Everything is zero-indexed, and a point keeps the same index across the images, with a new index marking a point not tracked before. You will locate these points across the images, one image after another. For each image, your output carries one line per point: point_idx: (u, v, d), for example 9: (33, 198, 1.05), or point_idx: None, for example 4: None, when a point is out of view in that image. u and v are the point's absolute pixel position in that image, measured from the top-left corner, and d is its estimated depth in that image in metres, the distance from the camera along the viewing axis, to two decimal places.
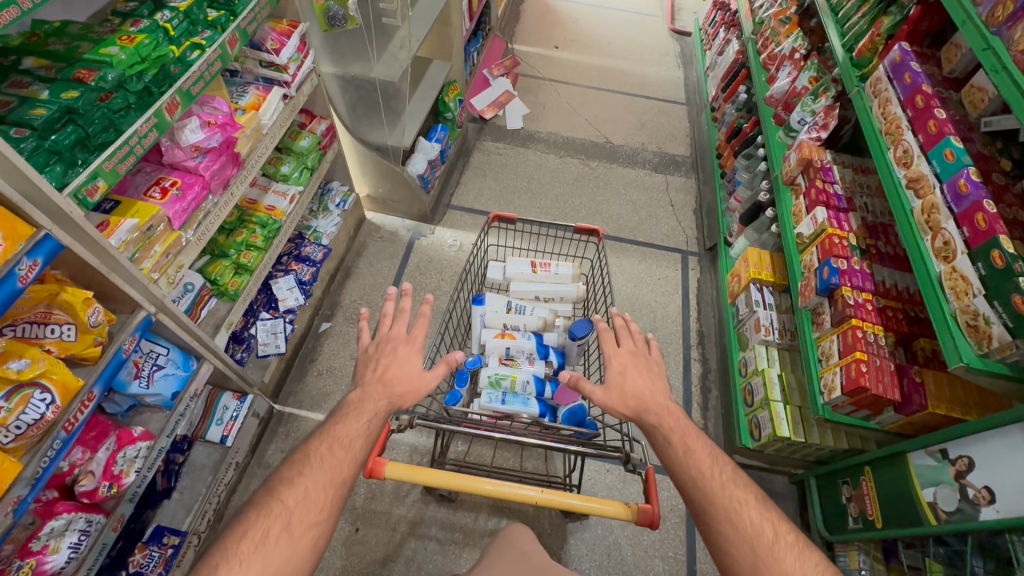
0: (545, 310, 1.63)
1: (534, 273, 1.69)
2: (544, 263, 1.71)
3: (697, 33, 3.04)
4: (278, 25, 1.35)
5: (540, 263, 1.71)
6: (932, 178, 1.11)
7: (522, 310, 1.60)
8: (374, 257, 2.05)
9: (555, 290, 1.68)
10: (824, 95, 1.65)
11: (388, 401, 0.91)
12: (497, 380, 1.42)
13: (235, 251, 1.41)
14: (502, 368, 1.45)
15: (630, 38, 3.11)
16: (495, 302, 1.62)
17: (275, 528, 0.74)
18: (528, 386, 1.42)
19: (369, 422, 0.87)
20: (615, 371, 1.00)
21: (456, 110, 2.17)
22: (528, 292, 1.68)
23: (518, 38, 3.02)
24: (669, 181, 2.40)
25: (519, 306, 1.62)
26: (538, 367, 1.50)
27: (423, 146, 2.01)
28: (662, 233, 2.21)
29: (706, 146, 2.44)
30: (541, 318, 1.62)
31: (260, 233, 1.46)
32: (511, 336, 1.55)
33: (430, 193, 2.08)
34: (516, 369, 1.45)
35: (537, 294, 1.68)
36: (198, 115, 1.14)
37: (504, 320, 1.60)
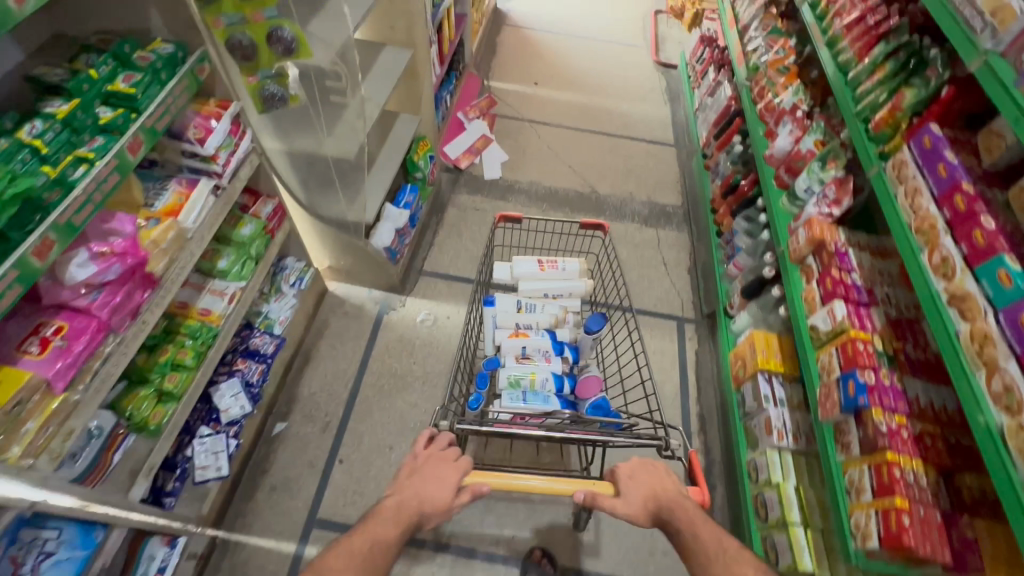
0: (554, 308, 1.60)
1: (541, 272, 1.66)
2: (551, 264, 1.67)
3: (684, 67, 2.87)
4: (204, 107, 1.12)
5: (548, 262, 1.67)
6: (982, 301, 0.94)
7: (531, 309, 1.57)
8: (338, 338, 1.83)
9: (563, 287, 1.65)
10: (834, 163, 1.50)
11: (418, 512, 1.00)
12: (514, 381, 1.38)
13: (158, 375, 1.17)
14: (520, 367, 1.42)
15: (613, 72, 2.95)
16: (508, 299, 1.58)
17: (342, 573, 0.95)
18: (547, 383, 1.40)
19: (401, 529, 0.99)
20: (626, 473, 1.03)
21: (427, 168, 1.96)
22: (535, 291, 1.64)
23: (495, 75, 2.82)
24: (661, 235, 2.22)
25: (528, 303, 1.58)
26: (554, 363, 1.47)
27: (390, 213, 1.81)
28: (659, 290, 2.05)
29: (699, 197, 2.27)
30: (554, 315, 1.59)
31: (191, 346, 1.23)
32: (523, 332, 1.52)
33: (400, 262, 1.86)
34: (531, 366, 1.43)
35: (545, 293, 1.64)
36: (92, 241, 0.93)
37: (514, 316, 1.56)
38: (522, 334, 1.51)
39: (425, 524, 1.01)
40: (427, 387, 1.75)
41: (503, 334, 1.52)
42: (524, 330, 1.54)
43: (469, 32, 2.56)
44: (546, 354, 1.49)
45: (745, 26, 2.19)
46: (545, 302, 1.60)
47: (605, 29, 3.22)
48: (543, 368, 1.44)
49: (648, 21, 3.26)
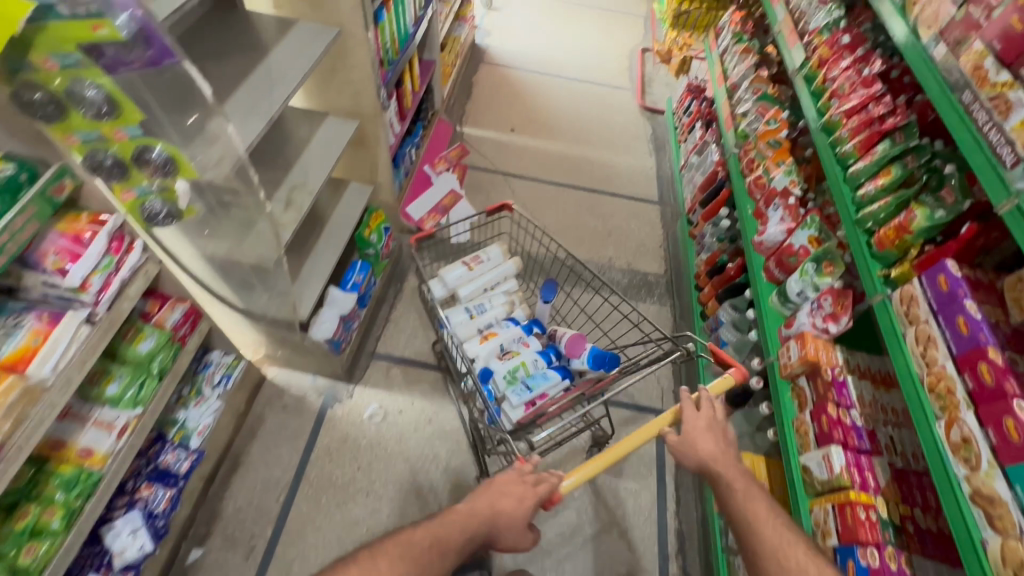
0: (499, 297, 1.69)
1: (470, 271, 1.70)
2: (474, 258, 1.71)
3: (670, 114, 2.70)
4: (70, 225, 0.93)
5: (475, 257, 1.70)
6: (1016, 511, 0.76)
7: (479, 312, 1.64)
8: (273, 437, 1.62)
9: (496, 275, 1.73)
10: (830, 269, 1.32)
11: (490, 523, 1.06)
12: (513, 376, 1.41)
13: (12, 546, 0.97)
14: (506, 363, 1.45)
15: (596, 116, 2.78)
16: (458, 309, 1.62)
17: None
18: (537, 361, 1.45)
19: (470, 535, 1.05)
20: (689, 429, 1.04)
21: (381, 242, 1.76)
22: (478, 289, 1.70)
23: (470, 119, 2.63)
24: (640, 309, 2.04)
25: (471, 304, 1.65)
26: (534, 345, 1.53)
27: (334, 298, 1.61)
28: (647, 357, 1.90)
29: (683, 266, 2.09)
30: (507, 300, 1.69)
31: (62, 501, 1.03)
32: (495, 329, 1.60)
33: (346, 350, 1.66)
34: (517, 356, 1.46)
35: (491, 291, 1.70)
36: None
37: (469, 321, 1.62)
38: (494, 331, 1.59)
39: (493, 540, 1.09)
40: (371, 499, 1.55)
41: (473, 341, 1.56)
42: (493, 328, 1.61)
43: (440, 76, 2.36)
44: (524, 340, 1.56)
45: (735, 86, 2.02)
46: (489, 295, 1.68)
47: (589, 68, 3.04)
48: (531, 353, 1.48)
49: (635, 61, 3.10)
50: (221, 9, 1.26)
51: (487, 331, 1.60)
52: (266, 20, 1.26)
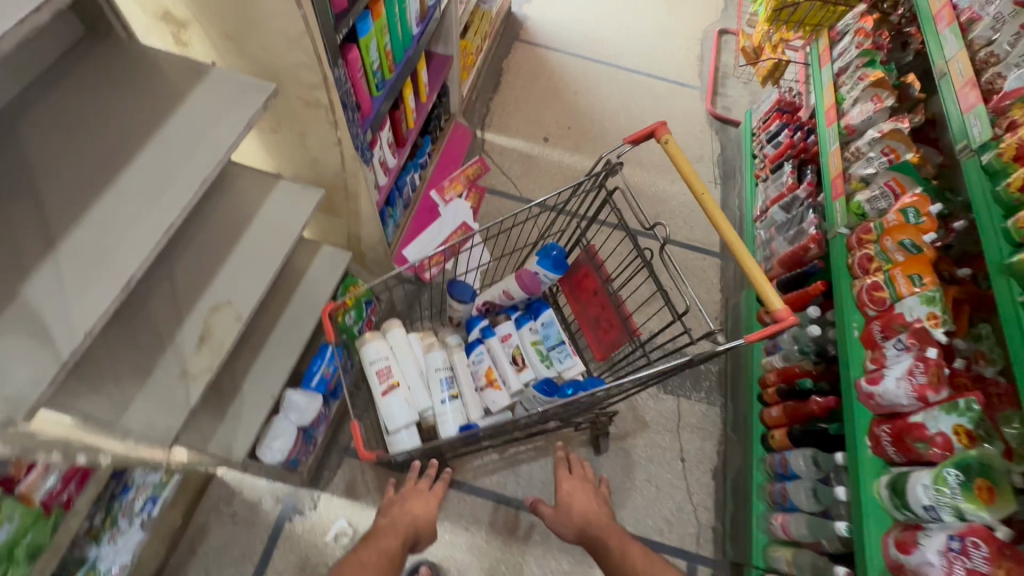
0: (438, 361, 1.32)
1: (388, 380, 1.23)
2: (384, 371, 1.24)
3: (746, 129, 2.13)
4: None
5: (381, 368, 1.23)
6: None
7: (451, 384, 1.31)
8: (216, 558, 1.33)
9: (403, 356, 1.31)
10: (986, 491, 0.90)
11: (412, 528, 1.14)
12: (546, 355, 1.32)
13: None
14: (530, 355, 1.33)
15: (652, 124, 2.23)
16: (446, 411, 1.28)
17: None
18: (531, 330, 1.35)
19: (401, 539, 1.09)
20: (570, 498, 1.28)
21: (359, 322, 1.36)
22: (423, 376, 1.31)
23: (494, 119, 2.13)
24: (682, 407, 1.64)
25: (436, 395, 1.29)
26: (511, 330, 1.37)
27: (290, 405, 1.24)
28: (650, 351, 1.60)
29: (744, 356, 1.66)
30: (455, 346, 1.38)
31: None
32: (488, 367, 1.33)
33: (308, 462, 1.32)
34: (524, 349, 1.34)
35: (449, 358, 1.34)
36: None
37: (459, 400, 1.30)
38: (488, 370, 1.32)
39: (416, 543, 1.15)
40: None
41: (493, 398, 1.29)
42: (484, 368, 1.33)
43: (459, 72, 1.84)
44: (502, 339, 1.36)
45: (854, 129, 1.47)
46: (441, 371, 1.31)
47: (650, 53, 2.44)
48: (524, 334, 1.35)
49: (709, 48, 2.47)
50: (100, 39, 0.81)
51: (475, 388, 1.33)
52: (167, 64, 0.80)
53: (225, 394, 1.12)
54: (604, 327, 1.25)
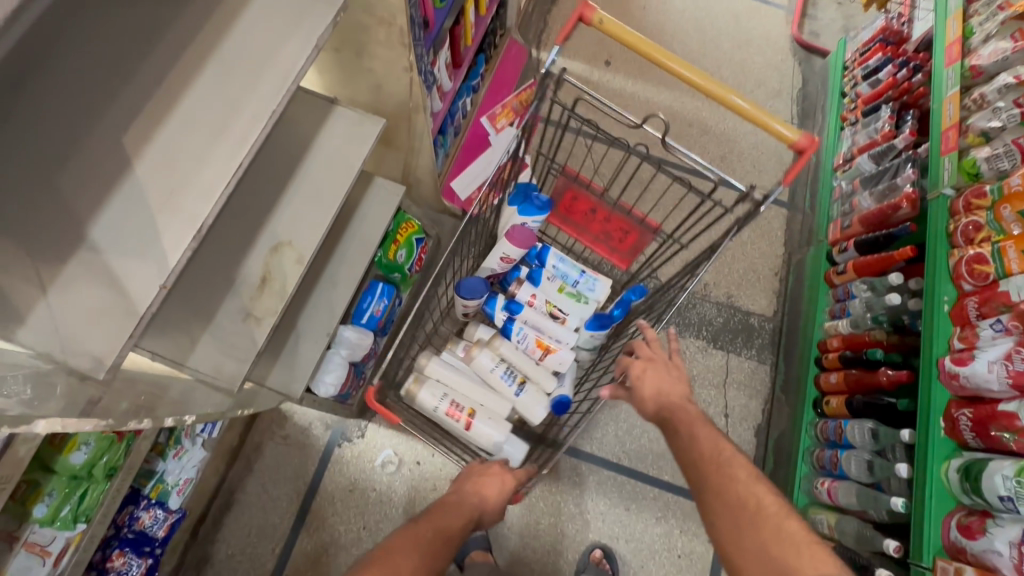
0: (489, 360, 1.18)
1: (464, 427, 1.13)
2: (455, 408, 1.13)
3: (835, 62, 1.89)
4: None
5: (450, 406, 1.12)
6: None
7: (516, 373, 1.19)
8: (270, 475, 1.40)
9: (458, 388, 1.16)
10: None
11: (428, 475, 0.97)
12: (578, 294, 1.24)
13: None
14: (563, 304, 1.23)
15: (728, 49, 1.98)
16: (526, 400, 1.18)
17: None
18: (551, 279, 1.24)
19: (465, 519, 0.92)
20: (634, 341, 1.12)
21: (410, 261, 1.31)
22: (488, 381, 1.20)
23: (551, 36, 1.91)
24: (731, 362, 1.60)
25: (509, 391, 1.18)
26: (533, 290, 1.23)
27: (343, 341, 1.22)
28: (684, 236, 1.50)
29: (803, 316, 1.58)
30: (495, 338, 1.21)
31: None
32: (537, 337, 1.19)
33: (357, 395, 1.34)
34: (555, 302, 1.23)
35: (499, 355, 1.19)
36: None
37: (529, 383, 1.20)
38: (539, 340, 1.19)
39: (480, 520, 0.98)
40: None
41: (561, 358, 1.19)
42: (533, 340, 1.19)
43: None
44: (529, 304, 1.23)
45: (981, 72, 1.26)
46: (497, 369, 1.17)
47: None
48: (545, 288, 1.23)
49: None
50: None
51: (538, 365, 1.21)
52: None
53: (280, 329, 1.10)
54: (619, 235, 1.21)
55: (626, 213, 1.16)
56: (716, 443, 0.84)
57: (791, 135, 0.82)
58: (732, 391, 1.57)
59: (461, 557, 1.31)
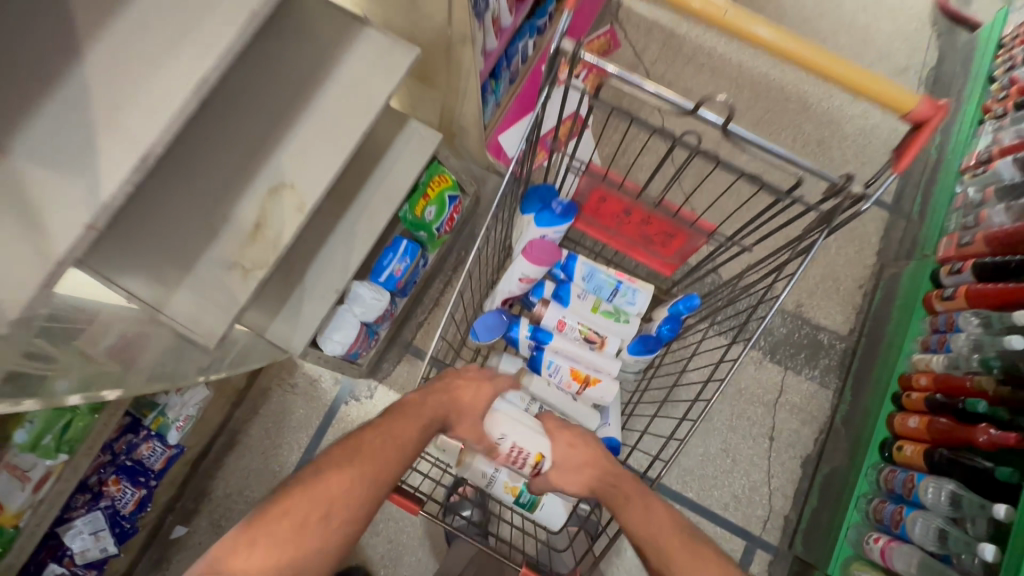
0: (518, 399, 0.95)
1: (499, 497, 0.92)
2: (517, 449, 0.84)
3: (986, 37, 1.54)
4: None
5: (510, 449, 0.84)
6: None
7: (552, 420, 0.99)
8: (275, 422, 1.36)
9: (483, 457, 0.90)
10: None
11: None
12: (616, 310, 1.07)
13: None
14: (598, 324, 1.05)
15: (849, 11, 1.65)
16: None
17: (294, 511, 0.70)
18: (583, 296, 1.06)
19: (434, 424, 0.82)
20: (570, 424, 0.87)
21: (439, 220, 1.18)
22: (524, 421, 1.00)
23: None
24: (786, 380, 1.40)
25: None
26: (562, 313, 1.04)
27: (355, 299, 1.12)
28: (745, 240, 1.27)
29: (886, 342, 1.35)
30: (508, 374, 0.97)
31: None
32: (571, 367, 1.01)
33: (368, 356, 1.25)
34: (591, 324, 1.05)
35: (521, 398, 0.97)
36: None
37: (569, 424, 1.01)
38: (574, 370, 1.01)
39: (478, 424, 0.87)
40: None
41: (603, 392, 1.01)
42: (568, 372, 1.01)
43: None
44: (558, 330, 1.04)
45: None
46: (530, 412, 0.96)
47: None
48: (576, 308, 1.05)
49: None
50: None
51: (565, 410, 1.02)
52: None
53: (285, 278, 1.01)
54: (662, 239, 1.00)
55: (669, 217, 0.95)
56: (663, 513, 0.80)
57: (910, 104, 0.60)
58: (782, 413, 1.38)
59: (453, 539, 1.24)
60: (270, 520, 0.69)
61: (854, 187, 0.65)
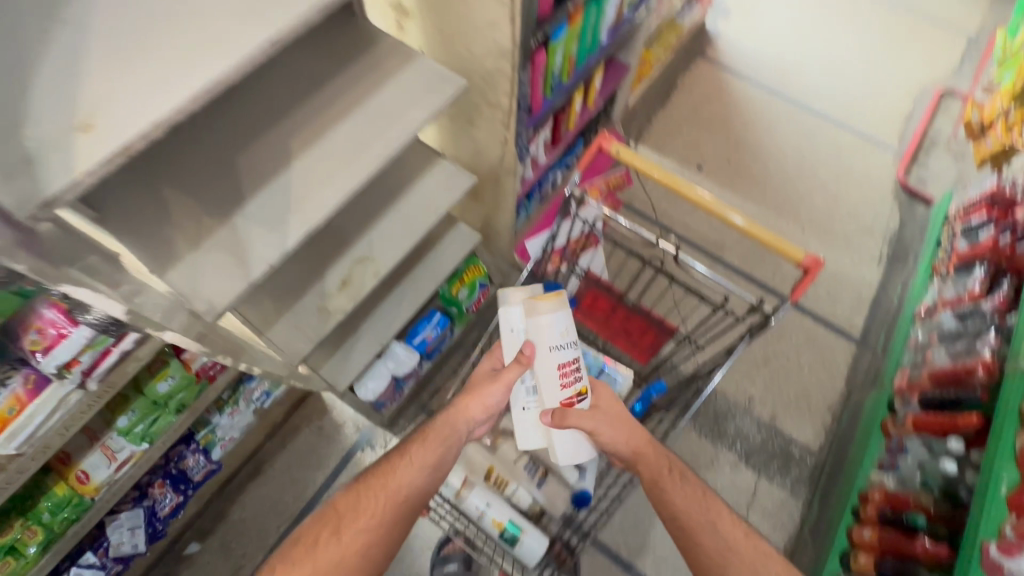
0: (515, 325, 1.04)
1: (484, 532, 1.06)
2: (570, 363, 0.97)
3: (937, 212, 1.86)
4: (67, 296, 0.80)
5: (568, 360, 0.96)
6: None
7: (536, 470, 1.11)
8: (298, 458, 1.53)
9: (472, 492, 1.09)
10: None
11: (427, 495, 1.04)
12: None
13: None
14: None
15: (824, 180, 2.01)
16: (548, 494, 1.11)
17: (323, 535, 0.87)
18: None
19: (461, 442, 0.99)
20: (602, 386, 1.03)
21: (469, 301, 1.45)
22: (491, 370, 1.06)
23: (652, 135, 2.07)
24: (759, 486, 1.52)
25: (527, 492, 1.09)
26: None
27: (392, 356, 1.36)
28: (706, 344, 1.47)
29: (850, 461, 1.49)
30: (512, 293, 1.06)
31: (57, 519, 1.02)
32: None
33: (391, 407, 1.46)
34: None
35: (513, 326, 1.05)
36: None
37: (551, 476, 1.12)
38: None
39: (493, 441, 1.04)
40: None
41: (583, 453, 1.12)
42: None
43: (632, 81, 1.79)
44: None
45: None
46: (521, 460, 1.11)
47: (847, 103, 2.19)
48: None
49: (922, 110, 2.16)
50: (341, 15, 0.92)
51: (505, 362, 1.06)
52: (391, 36, 0.89)
53: (343, 330, 1.27)
54: (640, 332, 1.29)
55: (648, 315, 1.29)
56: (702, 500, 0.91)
57: (798, 255, 0.86)
58: (754, 517, 1.49)
59: None
60: (309, 544, 0.86)
61: (765, 309, 0.87)
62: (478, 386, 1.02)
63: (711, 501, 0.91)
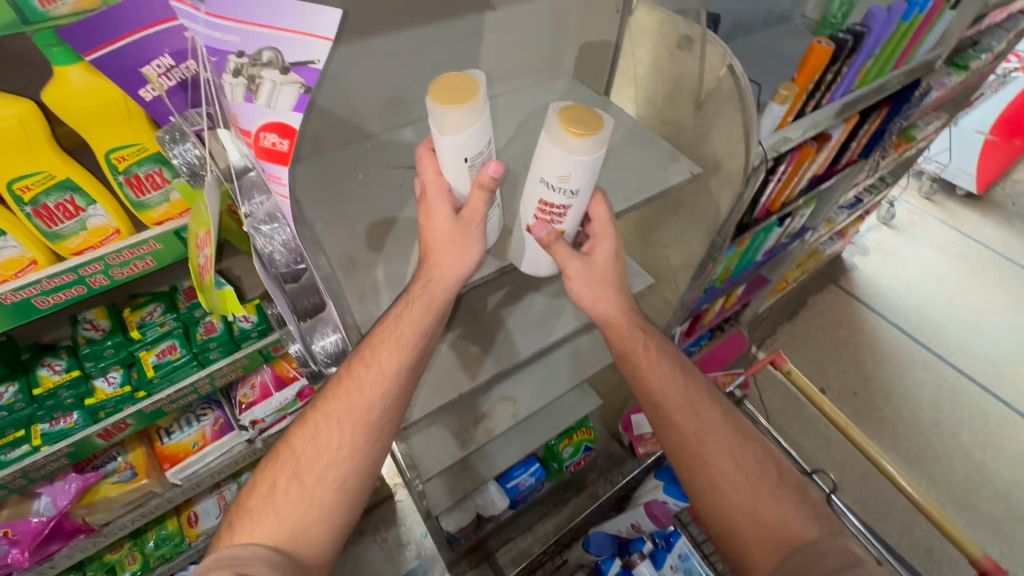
0: (562, 167, 0.56)
1: None
2: (556, 204, 0.61)
3: None
4: (282, 363, 0.93)
5: (557, 204, 0.59)
6: None
7: None
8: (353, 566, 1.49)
9: None
10: None
11: None
12: None
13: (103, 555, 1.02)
14: None
15: (968, 444, 1.85)
16: None
17: (286, 473, 0.53)
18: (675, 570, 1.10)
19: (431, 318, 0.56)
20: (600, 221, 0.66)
21: (570, 460, 1.44)
22: (453, 216, 0.54)
23: (776, 343, 2.08)
24: None
25: None
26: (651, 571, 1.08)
27: (484, 494, 1.36)
28: None
29: None
30: (447, 112, 0.49)
31: (156, 554, 1.06)
32: None
33: (463, 545, 1.41)
34: None
35: (470, 152, 0.52)
36: (44, 491, 0.77)
37: None
38: None
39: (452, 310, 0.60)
40: None
41: None
42: None
43: (769, 291, 1.86)
44: None
45: None
46: None
47: (998, 368, 2.08)
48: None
49: None
50: None
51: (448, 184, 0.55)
52: None
53: None
54: None
55: None
56: (728, 452, 0.65)
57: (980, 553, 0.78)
58: None
59: None
60: (261, 497, 0.52)
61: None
62: (437, 247, 0.55)
63: (708, 407, 0.69)
